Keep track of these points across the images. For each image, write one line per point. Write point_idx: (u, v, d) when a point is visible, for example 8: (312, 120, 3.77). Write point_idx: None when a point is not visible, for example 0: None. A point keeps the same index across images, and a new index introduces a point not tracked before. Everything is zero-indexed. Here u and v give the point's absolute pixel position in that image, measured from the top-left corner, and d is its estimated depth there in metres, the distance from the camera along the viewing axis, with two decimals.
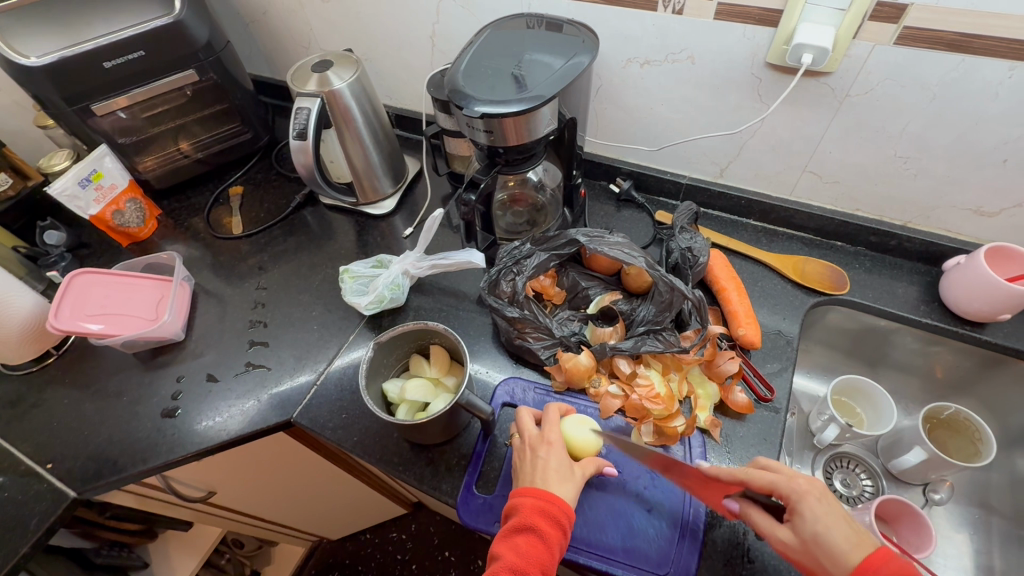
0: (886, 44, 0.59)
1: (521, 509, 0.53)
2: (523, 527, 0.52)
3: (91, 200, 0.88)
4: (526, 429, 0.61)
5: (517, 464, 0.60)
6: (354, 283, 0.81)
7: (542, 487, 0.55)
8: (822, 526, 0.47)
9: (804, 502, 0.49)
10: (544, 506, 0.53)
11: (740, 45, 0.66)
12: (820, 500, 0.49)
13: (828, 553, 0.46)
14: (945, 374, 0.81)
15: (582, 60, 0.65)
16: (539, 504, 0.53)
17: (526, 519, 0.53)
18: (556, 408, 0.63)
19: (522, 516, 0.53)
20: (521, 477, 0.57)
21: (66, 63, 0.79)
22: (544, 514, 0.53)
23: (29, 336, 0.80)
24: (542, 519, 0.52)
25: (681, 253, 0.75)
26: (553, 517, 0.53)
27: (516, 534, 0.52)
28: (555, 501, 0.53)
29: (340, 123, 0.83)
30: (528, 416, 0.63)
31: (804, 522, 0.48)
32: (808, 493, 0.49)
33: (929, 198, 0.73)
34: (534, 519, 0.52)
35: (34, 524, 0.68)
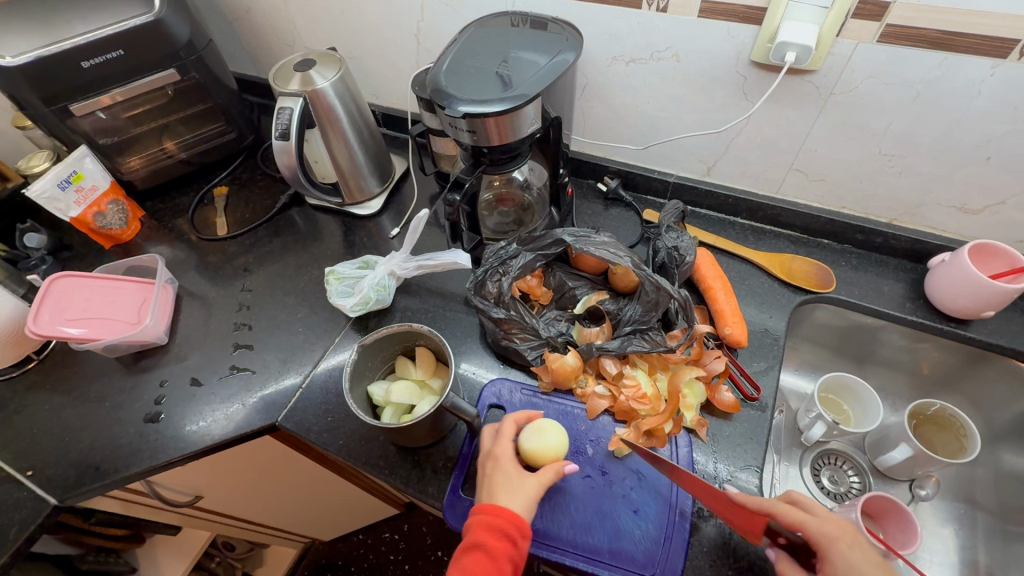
0: (869, 42, 0.59)
1: (471, 526, 0.54)
2: (472, 544, 0.53)
3: (71, 202, 0.87)
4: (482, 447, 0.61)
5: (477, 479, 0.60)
6: (340, 284, 0.81)
7: (490, 501, 0.55)
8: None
9: (831, 548, 0.49)
10: (489, 521, 0.53)
11: (725, 43, 0.66)
12: (847, 545, 0.49)
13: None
14: (931, 370, 0.81)
15: (566, 59, 0.65)
16: (485, 519, 0.53)
17: (474, 536, 0.53)
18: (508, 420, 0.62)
19: (471, 534, 0.54)
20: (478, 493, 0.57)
21: (43, 63, 0.77)
22: (490, 529, 0.53)
23: (8, 341, 0.78)
24: (488, 534, 0.53)
25: (668, 252, 0.74)
26: (498, 529, 0.53)
27: (466, 553, 0.53)
28: (500, 512, 0.53)
29: (324, 123, 0.82)
30: (485, 432, 0.62)
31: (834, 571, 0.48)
32: (838, 538, 0.49)
33: (914, 196, 0.73)
34: (480, 536, 0.53)
35: (14, 533, 0.67)
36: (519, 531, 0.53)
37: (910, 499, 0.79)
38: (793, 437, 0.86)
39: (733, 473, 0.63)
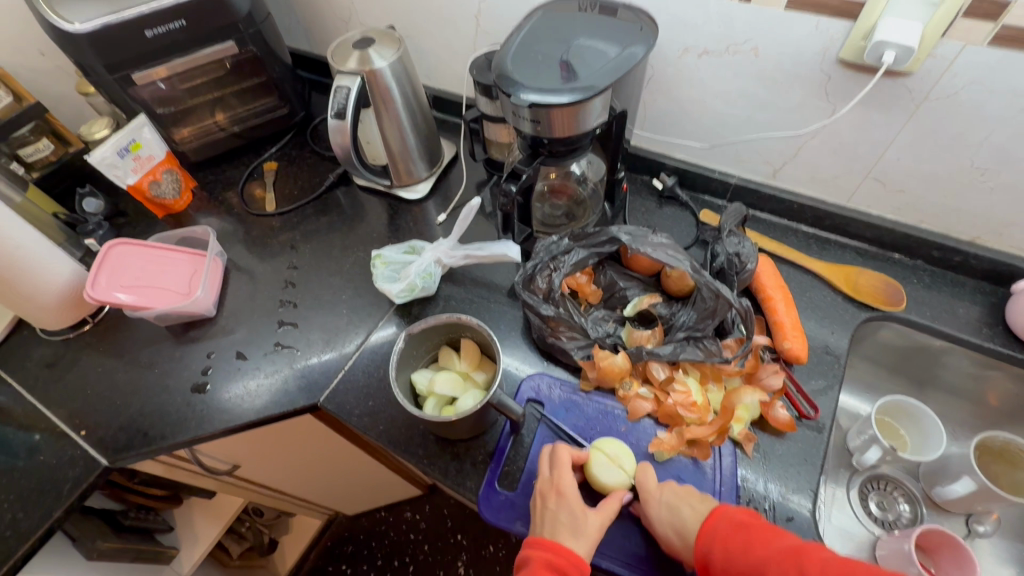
0: (979, 44, 0.54)
1: (531, 561, 0.53)
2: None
3: (129, 169, 0.88)
4: (541, 474, 0.59)
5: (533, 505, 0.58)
6: (386, 269, 0.80)
7: (551, 538, 0.53)
8: (669, 521, 0.54)
9: (654, 501, 0.56)
10: (551, 560, 0.52)
11: (812, 39, 0.62)
12: (666, 495, 0.56)
13: (682, 542, 0.53)
14: (1000, 401, 0.76)
15: (637, 51, 0.61)
16: (547, 557, 0.52)
17: (536, 573, 0.52)
18: (568, 450, 0.59)
19: (532, 569, 0.53)
20: (533, 522, 0.57)
21: (108, 31, 0.78)
22: (551, 568, 0.52)
23: (65, 303, 0.81)
24: (549, 574, 0.52)
25: (727, 258, 0.71)
26: (560, 568, 0.52)
27: None
28: (561, 552, 0.52)
29: (379, 104, 0.81)
30: (545, 460, 0.60)
31: (656, 523, 0.55)
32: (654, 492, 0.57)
33: (1004, 215, 0.68)
34: (540, 574, 0.52)
35: (67, 490, 0.70)
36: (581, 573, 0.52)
37: (966, 534, 0.75)
38: (841, 458, 0.82)
39: (782, 494, 0.60)
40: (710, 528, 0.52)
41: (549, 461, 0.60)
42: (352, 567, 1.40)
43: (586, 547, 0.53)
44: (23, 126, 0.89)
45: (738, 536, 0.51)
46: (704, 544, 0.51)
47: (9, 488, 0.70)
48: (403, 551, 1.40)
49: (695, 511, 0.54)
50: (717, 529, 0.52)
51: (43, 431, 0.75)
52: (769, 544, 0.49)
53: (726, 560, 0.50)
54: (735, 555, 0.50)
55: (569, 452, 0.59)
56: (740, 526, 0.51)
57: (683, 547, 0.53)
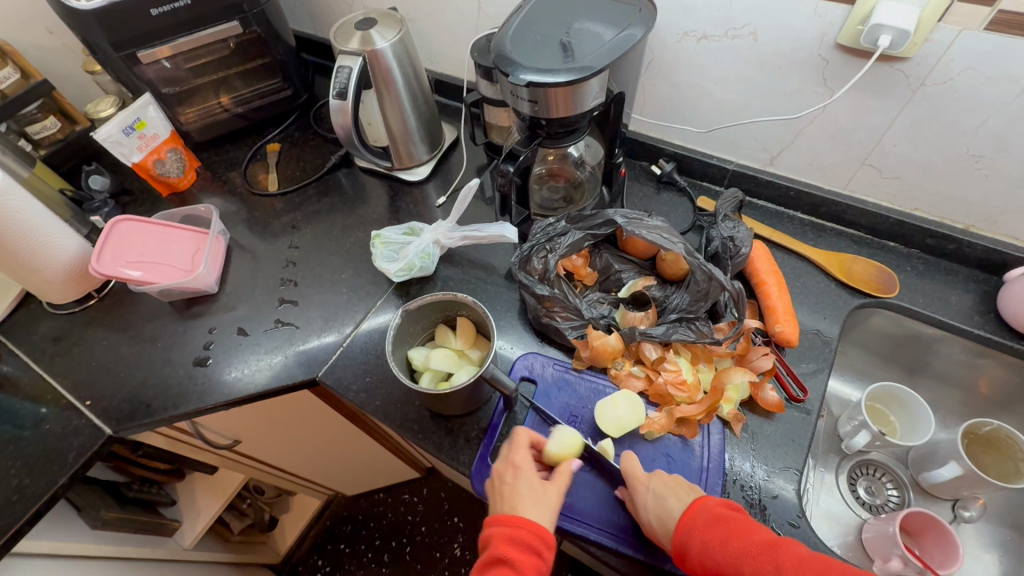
0: (975, 29, 0.54)
1: (492, 539, 0.54)
2: (495, 559, 0.53)
3: (134, 147, 0.89)
4: (500, 455, 0.60)
5: (489, 487, 0.59)
6: (385, 248, 0.81)
7: (508, 512, 0.55)
8: (653, 508, 0.53)
9: (642, 488, 0.55)
10: (512, 533, 0.53)
11: (810, 23, 0.62)
12: (654, 483, 0.55)
13: (664, 531, 0.52)
14: (990, 389, 0.77)
15: (635, 33, 0.62)
16: (506, 532, 0.54)
17: (497, 550, 0.53)
18: (526, 431, 0.61)
19: (493, 547, 0.54)
20: (492, 500, 0.57)
21: (114, 9, 0.79)
22: (510, 541, 0.53)
23: (71, 277, 0.82)
24: (509, 547, 0.53)
25: (722, 242, 0.71)
26: (519, 540, 0.53)
27: (489, 566, 0.53)
28: (519, 523, 0.53)
29: (380, 85, 0.82)
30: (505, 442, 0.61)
31: (641, 511, 0.54)
32: (642, 480, 0.56)
33: (998, 203, 0.68)
34: (503, 550, 0.53)
35: (72, 456, 0.72)
36: (540, 540, 0.53)
37: (952, 519, 0.76)
38: (831, 443, 0.83)
39: (769, 473, 0.62)
40: (689, 518, 0.51)
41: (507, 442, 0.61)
42: (351, 546, 1.43)
43: (544, 515, 0.55)
44: (30, 104, 0.90)
45: (718, 526, 0.50)
46: (682, 533, 0.51)
47: (16, 455, 0.72)
48: (400, 532, 1.43)
49: (677, 498, 0.53)
50: (699, 519, 0.51)
51: (50, 400, 0.77)
52: (746, 534, 0.49)
53: (702, 552, 0.49)
54: (712, 548, 0.49)
55: (526, 435, 0.60)
56: (719, 520, 0.51)
57: (664, 537, 0.52)
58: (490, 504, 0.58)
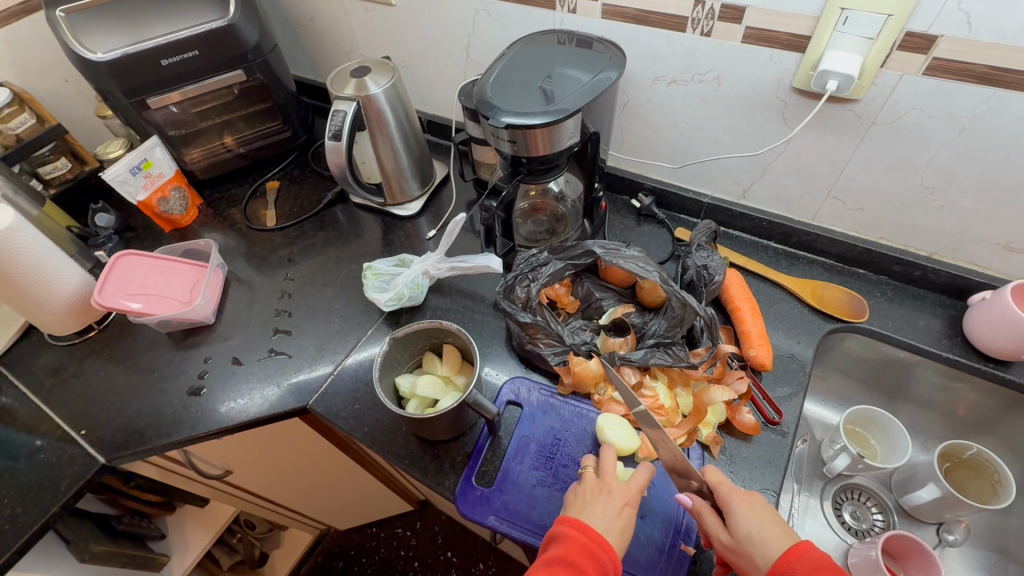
0: (915, 74, 0.59)
1: (569, 543, 0.52)
2: (565, 560, 0.51)
3: (140, 186, 0.94)
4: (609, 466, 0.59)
5: (580, 490, 0.58)
6: (376, 280, 0.84)
7: (595, 527, 0.53)
8: (757, 528, 0.51)
9: (740, 504, 0.53)
10: (592, 548, 0.51)
11: (767, 69, 0.67)
12: (754, 506, 0.53)
13: (759, 551, 0.50)
14: (967, 412, 0.79)
15: (609, 76, 0.67)
16: (588, 543, 0.52)
17: (570, 554, 0.52)
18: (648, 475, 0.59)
19: (566, 548, 0.52)
20: (581, 506, 0.56)
21: (128, 59, 0.85)
22: (589, 554, 0.51)
23: (73, 309, 0.85)
24: (586, 561, 0.51)
25: (697, 271, 0.75)
26: (598, 559, 0.51)
27: (553, 563, 0.51)
28: (606, 550, 0.51)
29: (374, 127, 0.87)
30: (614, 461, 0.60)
31: (739, 523, 0.52)
32: (744, 499, 0.54)
33: (956, 231, 0.72)
34: (579, 558, 0.51)
35: (65, 485, 0.73)
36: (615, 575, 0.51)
37: (937, 543, 0.76)
38: (815, 468, 0.84)
39: None
40: (798, 553, 0.49)
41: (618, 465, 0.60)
42: None
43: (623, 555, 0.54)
44: (43, 147, 0.95)
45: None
46: (788, 565, 0.48)
47: (9, 485, 0.73)
48: (393, 567, 1.40)
49: (781, 533, 0.51)
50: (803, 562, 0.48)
51: (45, 431, 0.78)
52: None
53: None
54: None
55: (649, 471, 0.59)
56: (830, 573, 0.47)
57: (759, 556, 0.50)
58: (575, 506, 0.57)
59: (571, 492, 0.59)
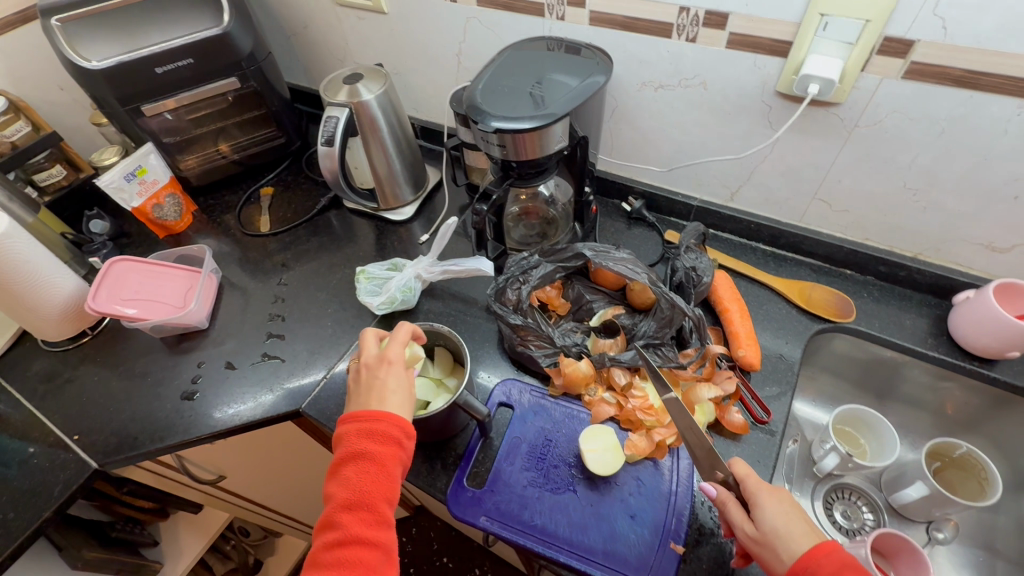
0: (894, 77, 0.61)
1: (348, 439, 0.55)
2: (351, 453, 0.54)
3: (135, 193, 0.95)
4: (367, 349, 0.63)
5: (353, 386, 0.61)
6: (369, 283, 0.85)
7: (373, 408, 0.57)
8: (783, 523, 0.51)
9: (766, 500, 0.53)
10: (370, 428, 0.55)
11: (751, 74, 0.69)
12: (782, 502, 0.53)
13: (784, 545, 0.50)
14: (955, 411, 0.79)
15: (597, 80, 0.68)
16: (363, 427, 0.55)
17: (352, 445, 0.55)
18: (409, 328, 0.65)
19: (349, 444, 0.55)
20: (358, 396, 0.59)
21: (123, 67, 0.86)
22: (371, 434, 0.55)
23: (67, 315, 0.86)
24: (366, 441, 0.55)
25: (686, 273, 0.76)
26: (391, 435, 0.55)
27: (347, 465, 0.54)
28: (379, 419, 0.55)
29: (366, 132, 0.88)
30: (372, 337, 0.64)
31: (764, 516, 0.52)
32: (772, 494, 0.53)
33: (940, 232, 0.73)
34: (359, 444, 0.54)
35: (57, 490, 0.73)
36: (402, 433, 0.56)
37: (925, 541, 0.76)
38: (806, 468, 0.85)
39: None
40: (823, 552, 0.47)
41: (377, 339, 0.65)
42: None
43: (405, 413, 0.58)
44: (38, 154, 0.96)
45: None
46: (813, 562, 0.47)
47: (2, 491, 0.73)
48: None
49: (808, 531, 0.50)
50: (829, 562, 0.47)
51: (38, 437, 0.78)
52: None
53: None
54: None
55: (404, 334, 0.64)
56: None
57: (783, 551, 0.49)
58: (351, 404, 0.59)
59: (347, 394, 0.61)
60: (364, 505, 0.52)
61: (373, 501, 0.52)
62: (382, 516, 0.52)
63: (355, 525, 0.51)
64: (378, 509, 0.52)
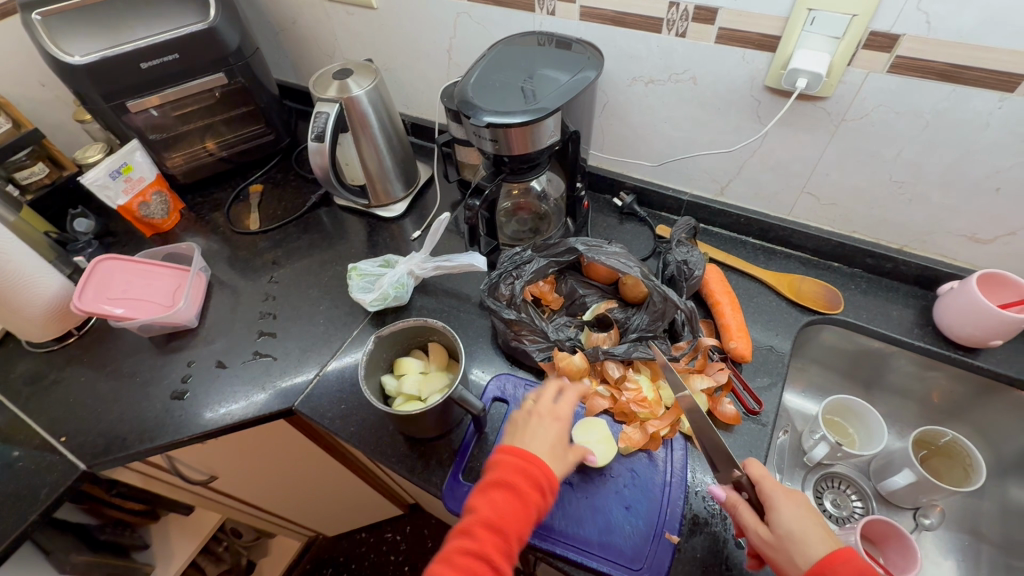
0: (880, 72, 0.62)
1: (502, 465, 0.56)
2: (502, 482, 0.54)
3: (120, 190, 0.93)
4: (542, 397, 0.62)
5: (513, 422, 0.62)
6: (361, 280, 0.84)
7: (523, 447, 0.57)
8: (799, 528, 0.52)
9: (784, 506, 0.53)
10: (524, 467, 0.55)
11: (740, 69, 0.69)
12: (799, 506, 0.53)
13: (799, 550, 0.51)
14: (940, 399, 0.81)
15: (588, 75, 0.69)
16: (519, 463, 0.55)
17: (507, 475, 0.55)
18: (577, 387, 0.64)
19: (500, 471, 0.55)
20: (513, 436, 0.60)
21: (106, 63, 0.85)
22: (522, 471, 0.55)
23: (52, 315, 0.84)
24: (520, 477, 0.54)
25: (677, 266, 0.77)
26: (533, 476, 0.55)
27: (494, 488, 0.54)
28: (537, 462, 0.55)
29: (357, 128, 0.87)
30: (551, 387, 0.64)
31: (781, 521, 0.52)
32: (788, 498, 0.54)
33: (925, 224, 0.74)
34: (511, 475, 0.54)
35: (44, 493, 0.72)
36: (550, 483, 0.55)
37: (913, 527, 0.78)
38: (796, 457, 0.86)
39: None
40: (839, 559, 0.49)
41: (554, 391, 0.63)
42: None
43: (555, 466, 0.57)
44: (19, 151, 0.94)
45: None
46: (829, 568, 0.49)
47: None
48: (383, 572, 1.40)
49: (824, 535, 0.52)
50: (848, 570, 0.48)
51: (23, 439, 0.77)
52: None
53: None
54: None
55: (578, 392, 0.63)
56: None
57: (799, 555, 0.50)
58: (507, 439, 0.60)
59: (506, 429, 0.62)
60: (502, 530, 0.52)
61: (509, 529, 0.52)
62: (511, 549, 0.52)
63: (488, 546, 0.51)
64: (513, 541, 0.52)
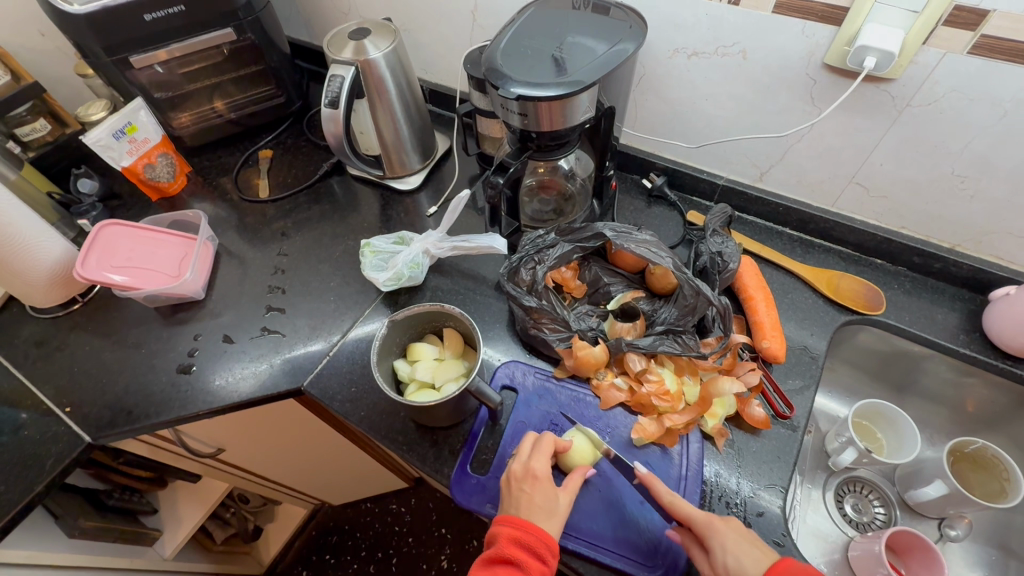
0: (959, 53, 0.55)
1: (499, 539, 0.53)
2: (501, 558, 0.52)
3: (124, 151, 0.89)
4: (517, 458, 0.58)
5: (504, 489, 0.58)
6: (374, 257, 0.80)
7: (520, 517, 0.53)
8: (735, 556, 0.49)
9: (715, 536, 0.50)
10: (520, 538, 0.52)
11: (797, 43, 0.63)
12: (731, 531, 0.51)
13: None
14: (977, 408, 0.77)
15: (626, 48, 0.62)
16: (515, 534, 0.52)
17: (503, 550, 0.52)
18: (550, 437, 0.59)
19: (499, 546, 0.52)
20: (504, 502, 0.56)
21: (107, 13, 0.79)
22: (519, 544, 0.52)
23: (56, 281, 0.81)
24: (519, 550, 0.52)
25: (710, 257, 0.72)
26: (534, 548, 0.52)
27: (494, 565, 0.52)
28: (532, 530, 0.52)
29: (372, 93, 0.82)
30: (528, 439, 0.60)
31: (717, 554, 0.49)
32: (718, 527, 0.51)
33: (983, 223, 0.69)
34: (511, 551, 0.51)
35: (49, 463, 0.70)
36: (551, 549, 0.52)
37: (938, 537, 0.76)
38: (819, 459, 0.83)
39: (753, 489, 0.61)
40: None
41: (531, 442, 0.59)
42: (336, 556, 1.41)
43: (555, 525, 0.54)
44: (20, 105, 0.90)
45: None
46: None
47: None
48: (387, 543, 1.41)
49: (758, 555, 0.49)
50: None
51: (29, 406, 0.75)
52: None
53: None
54: None
55: (553, 442, 0.59)
56: None
57: None
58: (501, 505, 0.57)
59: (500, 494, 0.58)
60: None
61: None
62: None
63: None
64: None
